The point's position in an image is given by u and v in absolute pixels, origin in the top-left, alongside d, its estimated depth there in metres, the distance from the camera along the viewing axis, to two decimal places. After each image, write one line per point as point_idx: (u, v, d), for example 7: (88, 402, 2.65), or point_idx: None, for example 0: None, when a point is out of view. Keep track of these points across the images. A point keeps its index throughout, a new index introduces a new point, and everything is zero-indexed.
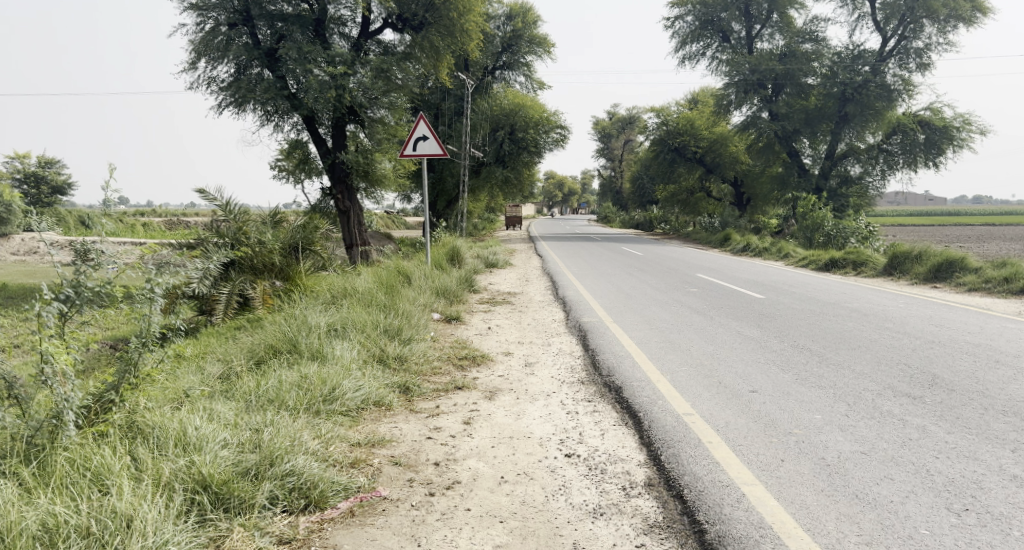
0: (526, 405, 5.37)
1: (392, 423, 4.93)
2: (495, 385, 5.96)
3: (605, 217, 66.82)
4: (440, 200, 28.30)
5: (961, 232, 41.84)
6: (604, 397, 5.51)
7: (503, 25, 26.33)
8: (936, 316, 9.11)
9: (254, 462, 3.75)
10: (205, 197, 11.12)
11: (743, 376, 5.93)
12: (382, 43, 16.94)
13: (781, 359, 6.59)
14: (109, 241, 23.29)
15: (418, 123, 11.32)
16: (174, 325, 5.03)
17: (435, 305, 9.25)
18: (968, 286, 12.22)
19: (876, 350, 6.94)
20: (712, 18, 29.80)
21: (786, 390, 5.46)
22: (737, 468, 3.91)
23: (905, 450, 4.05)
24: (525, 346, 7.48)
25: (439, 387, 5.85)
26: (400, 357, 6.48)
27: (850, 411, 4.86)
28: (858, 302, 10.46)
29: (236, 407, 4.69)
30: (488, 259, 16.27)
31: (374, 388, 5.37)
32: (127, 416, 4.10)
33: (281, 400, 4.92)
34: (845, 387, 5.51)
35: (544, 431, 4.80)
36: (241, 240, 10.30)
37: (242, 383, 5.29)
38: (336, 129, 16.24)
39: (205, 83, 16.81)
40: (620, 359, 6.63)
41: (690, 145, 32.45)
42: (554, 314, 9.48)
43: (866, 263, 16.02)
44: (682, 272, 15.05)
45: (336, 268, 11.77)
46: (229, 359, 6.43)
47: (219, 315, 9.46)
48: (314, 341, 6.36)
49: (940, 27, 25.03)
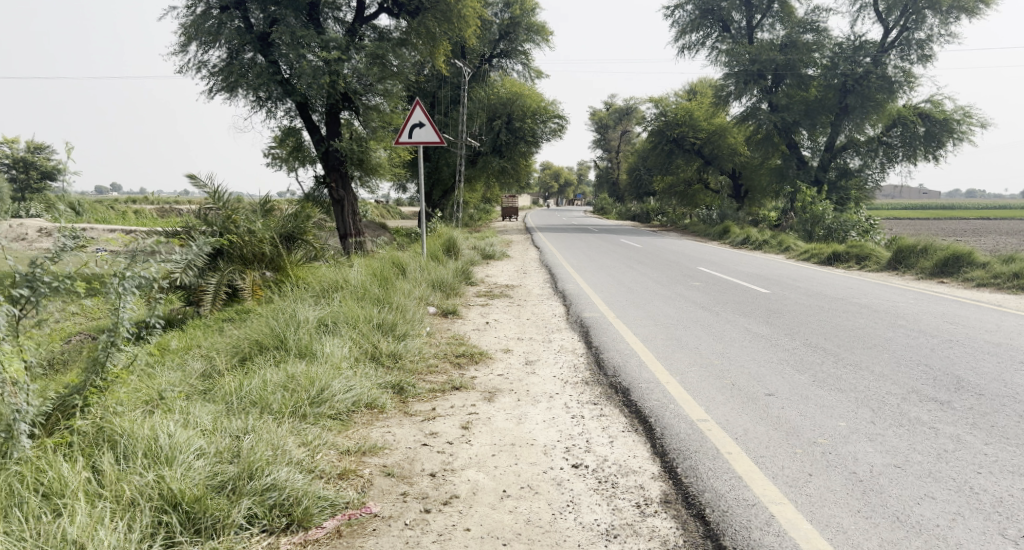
0: (528, 408, 5.04)
1: (384, 428, 4.59)
2: (494, 385, 5.62)
3: (600, 208, 66.42)
4: (436, 190, 27.93)
5: (956, 230, 34.23)
6: (609, 399, 5.17)
7: (501, 13, 25.83)
8: (949, 312, 8.84)
9: (233, 474, 3.42)
10: (195, 184, 10.74)
11: (758, 377, 5.60)
12: (377, 29, 16.49)
13: (795, 359, 6.26)
14: (100, 229, 22.90)
15: (414, 109, 10.93)
16: (150, 322, 4.66)
17: (431, 298, 8.91)
18: (977, 281, 11.93)
19: (893, 350, 6.61)
20: (713, 7, 29.40)
21: (805, 393, 5.14)
22: (762, 483, 3.58)
23: (943, 463, 3.72)
24: (525, 342, 7.14)
25: (435, 387, 5.50)
26: (394, 354, 6.14)
27: (876, 418, 4.54)
28: (866, 298, 10.16)
29: (216, 410, 4.34)
30: (485, 250, 15.93)
31: (366, 389, 5.02)
32: (94, 420, 3.73)
33: (267, 403, 4.57)
34: (867, 390, 5.19)
35: (548, 438, 4.46)
36: (230, 228, 9.91)
37: (223, 383, 4.93)
38: (329, 116, 15.87)
39: (196, 67, 16.36)
40: (626, 358, 6.30)
41: (688, 135, 32.13)
42: (554, 308, 9.15)
43: (869, 257, 15.74)
44: (683, 265, 14.74)
45: (329, 258, 11.38)
46: (213, 355, 6.06)
47: (208, 306, 9.11)
48: (303, 337, 6.00)
49: (942, 18, 24.66)
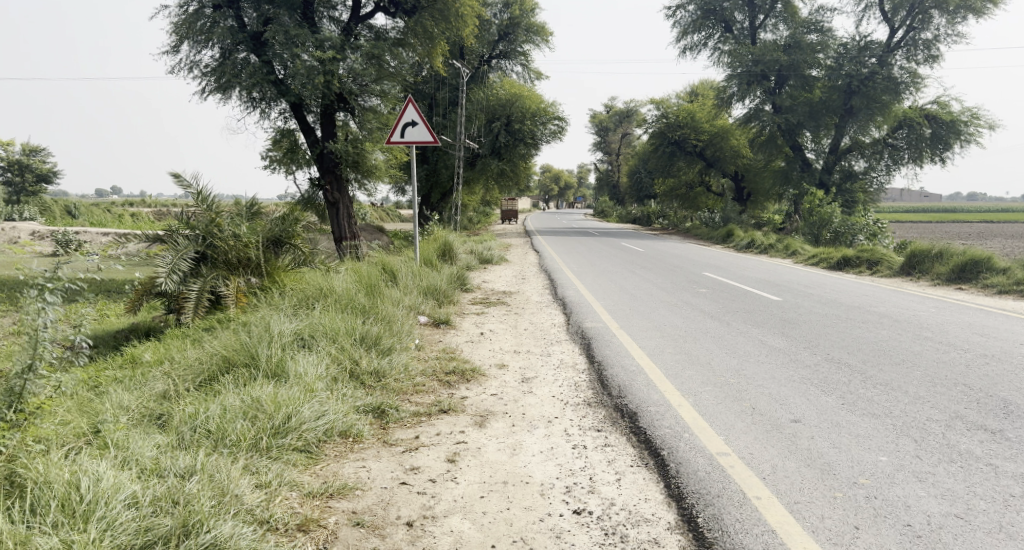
0: (523, 435, 4.45)
1: (359, 462, 4.02)
2: (486, 407, 5.03)
3: (602, 211, 65.66)
4: (434, 193, 27.35)
5: (945, 233, 34.28)
6: (615, 424, 4.61)
7: (500, 13, 25.25)
8: (976, 322, 8.26)
9: (167, 531, 3.02)
10: (180, 185, 10.21)
11: (781, 399, 5.02)
12: (373, 28, 15.89)
13: (818, 377, 5.67)
14: (94, 232, 22.36)
15: (407, 108, 10.35)
16: (73, 343, 4.70)
17: (422, 307, 8.35)
18: (998, 289, 11.34)
19: (925, 366, 6.04)
20: (715, 7, 28.80)
21: (836, 420, 4.56)
22: (801, 542, 3.12)
23: (1014, 515, 3.21)
24: (521, 356, 6.55)
25: (421, 410, 4.91)
26: (376, 373, 5.57)
27: (922, 450, 3.98)
28: (884, 306, 9.57)
29: (162, 442, 3.84)
30: (482, 255, 15.35)
31: (341, 414, 4.45)
32: (5, 464, 3.30)
33: (223, 432, 4.02)
34: (904, 416, 4.62)
35: (546, 473, 3.91)
36: (214, 232, 9.35)
37: (178, 407, 4.39)
38: (324, 117, 15.31)
39: (187, 66, 15.84)
40: (632, 377, 5.70)
41: (690, 138, 31.56)
42: (553, 317, 8.57)
43: (881, 262, 15.13)
44: (687, 270, 14.20)
45: (319, 263, 10.70)
46: (174, 375, 5.46)
47: (189, 313, 8.48)
48: (274, 352, 5.43)
49: (949, 18, 24.10)
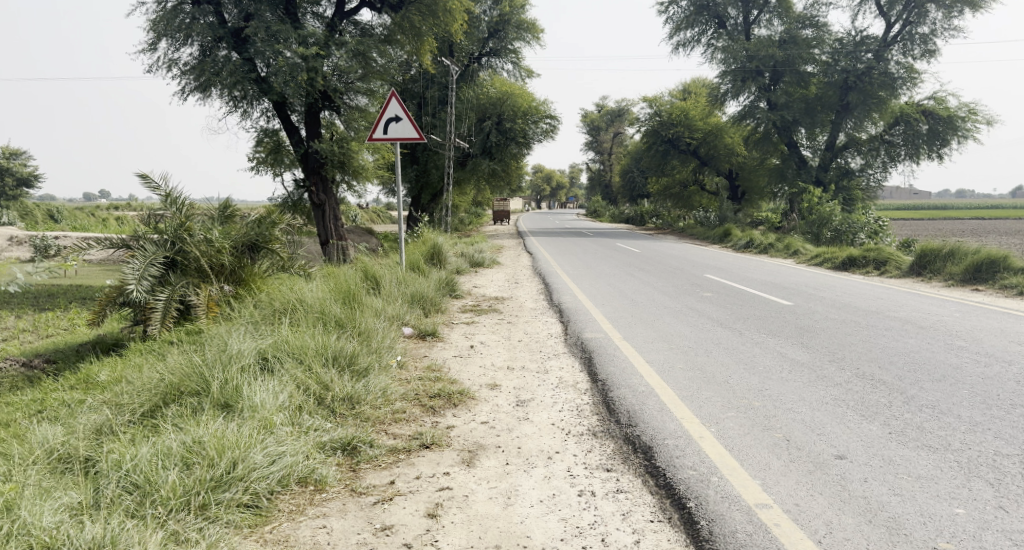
0: (519, 479, 3.71)
1: (322, 518, 3.32)
2: (476, 439, 4.29)
3: (595, 210, 64.82)
4: (424, 193, 26.71)
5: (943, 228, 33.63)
6: (626, 461, 3.90)
7: (490, 10, 24.44)
8: (1008, 327, 7.61)
9: None
10: (150, 187, 9.38)
11: (818, 428, 4.30)
12: (359, 25, 15.15)
13: (854, 398, 4.96)
14: (74, 236, 21.51)
15: (391, 102, 9.54)
16: None
17: (407, 317, 7.59)
18: (1018, 290, 10.70)
19: (972, 382, 5.38)
20: (707, 3, 28.06)
21: (887, 454, 3.87)
22: None
23: None
24: (516, 373, 5.82)
25: (398, 443, 4.17)
26: (350, 398, 4.83)
27: (1002, 497, 3.34)
28: (904, 310, 8.86)
29: (68, 506, 3.14)
30: (472, 258, 14.59)
31: (301, 456, 3.71)
32: None
33: (147, 486, 3.31)
34: (967, 449, 3.92)
35: (551, 530, 3.25)
36: (184, 237, 8.52)
37: (104, 452, 3.66)
38: (308, 115, 14.50)
39: (166, 64, 15.01)
40: (642, 399, 4.98)
41: (684, 135, 30.72)
42: (550, 327, 7.83)
43: (888, 262, 14.44)
44: (688, 271, 13.49)
45: (299, 269, 9.88)
46: (116, 406, 4.70)
47: (155, 325, 7.66)
48: (229, 379, 4.66)
49: (946, 12, 23.44)
